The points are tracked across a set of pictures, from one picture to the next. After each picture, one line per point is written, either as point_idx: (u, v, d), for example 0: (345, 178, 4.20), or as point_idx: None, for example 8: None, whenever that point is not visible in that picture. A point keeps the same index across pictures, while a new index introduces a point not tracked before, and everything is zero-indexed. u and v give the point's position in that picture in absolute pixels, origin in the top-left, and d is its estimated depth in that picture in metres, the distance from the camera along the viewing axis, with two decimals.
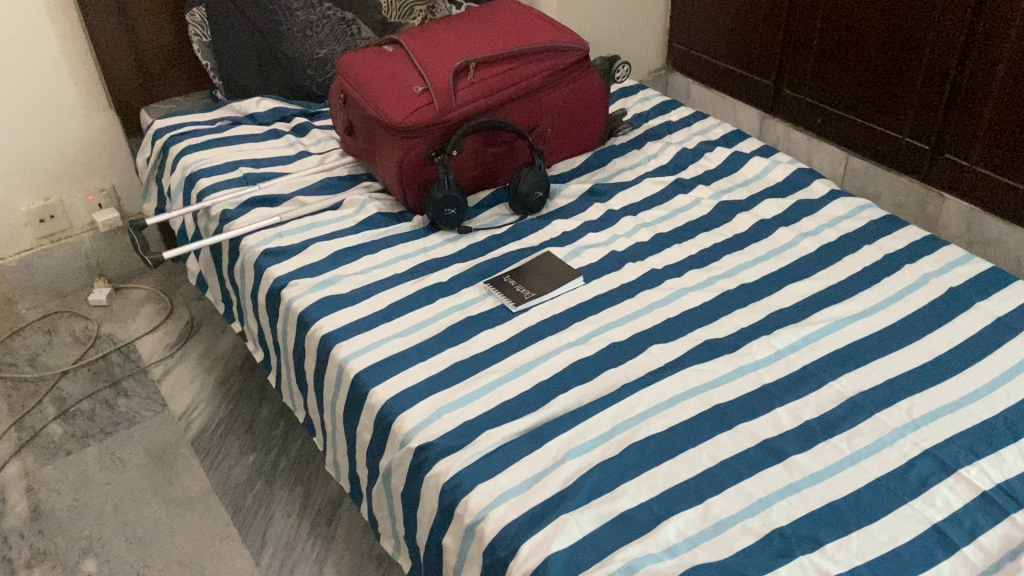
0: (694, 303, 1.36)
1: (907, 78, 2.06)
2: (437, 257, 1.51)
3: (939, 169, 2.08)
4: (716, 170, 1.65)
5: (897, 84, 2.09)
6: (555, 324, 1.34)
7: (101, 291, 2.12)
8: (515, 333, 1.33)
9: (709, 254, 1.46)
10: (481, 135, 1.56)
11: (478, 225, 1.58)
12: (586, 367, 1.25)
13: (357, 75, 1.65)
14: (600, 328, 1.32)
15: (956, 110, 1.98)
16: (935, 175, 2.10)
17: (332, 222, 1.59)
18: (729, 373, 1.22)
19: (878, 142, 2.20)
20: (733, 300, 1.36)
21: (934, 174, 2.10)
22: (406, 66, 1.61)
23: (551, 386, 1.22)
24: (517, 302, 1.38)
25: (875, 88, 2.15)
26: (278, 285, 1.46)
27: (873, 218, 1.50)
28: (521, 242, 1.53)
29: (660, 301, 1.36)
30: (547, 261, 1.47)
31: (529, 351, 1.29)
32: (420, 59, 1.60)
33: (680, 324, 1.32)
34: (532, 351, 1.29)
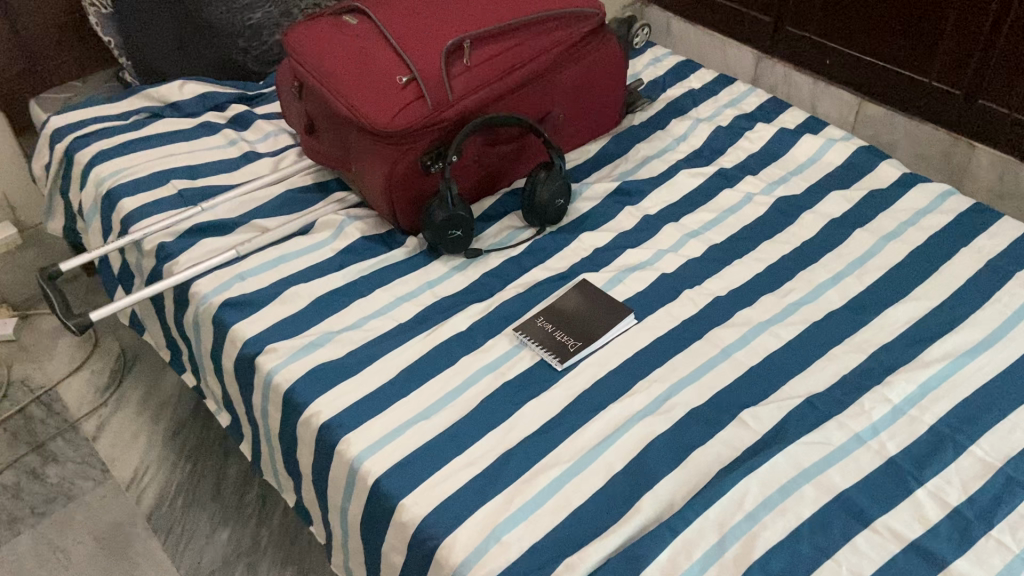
0: (778, 343, 1.11)
1: (938, 13, 1.80)
2: (445, 296, 1.21)
3: (970, 116, 1.86)
4: (761, 154, 1.39)
5: (926, 20, 1.84)
6: (615, 385, 1.07)
7: (4, 323, 1.75)
8: (567, 402, 1.06)
9: (780, 271, 1.20)
10: (485, 134, 1.25)
11: (488, 245, 1.29)
12: (668, 446, 1.00)
13: (315, 55, 1.30)
14: (672, 387, 1.06)
15: (996, 51, 1.74)
16: (965, 121, 1.87)
17: (305, 254, 1.27)
18: (846, 444, 0.98)
19: (898, 86, 1.96)
20: (824, 334, 1.11)
21: (963, 121, 1.87)
22: (380, 45, 1.27)
23: (630, 481, 0.96)
24: (561, 356, 1.10)
25: (898, 25, 1.89)
26: (249, 350, 1.14)
27: (961, 209, 1.26)
28: (546, 267, 1.25)
29: (737, 343, 1.11)
30: (588, 295, 1.19)
31: (592, 428, 1.02)
32: (397, 35, 1.26)
33: (768, 375, 1.07)
34: (594, 428, 1.02)
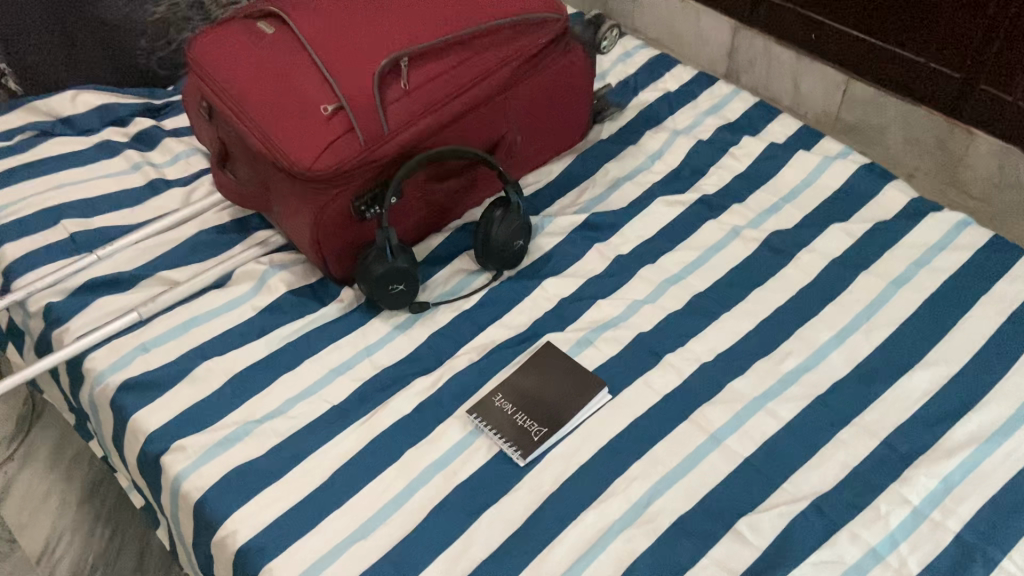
0: (776, 426, 0.95)
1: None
2: (387, 367, 1.03)
3: (970, 102, 1.63)
4: (749, 176, 1.22)
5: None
6: (588, 484, 0.91)
7: None
8: (532, 511, 0.90)
9: (775, 329, 1.04)
10: (430, 168, 1.06)
11: (437, 296, 1.10)
12: (651, 572, 0.85)
13: (223, 75, 1.08)
14: (656, 489, 0.91)
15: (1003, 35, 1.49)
16: (965, 108, 1.65)
17: (220, 315, 1.08)
18: (859, 562, 0.84)
19: (889, 65, 1.73)
20: (829, 413, 0.96)
21: (963, 108, 1.65)
22: (300, 62, 1.05)
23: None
24: (523, 449, 0.94)
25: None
26: (152, 447, 0.96)
27: (976, 245, 1.11)
28: (504, 323, 1.07)
29: (728, 428, 0.95)
30: (552, 365, 1.01)
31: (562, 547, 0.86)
32: (320, 53, 1.05)
33: (765, 469, 0.92)
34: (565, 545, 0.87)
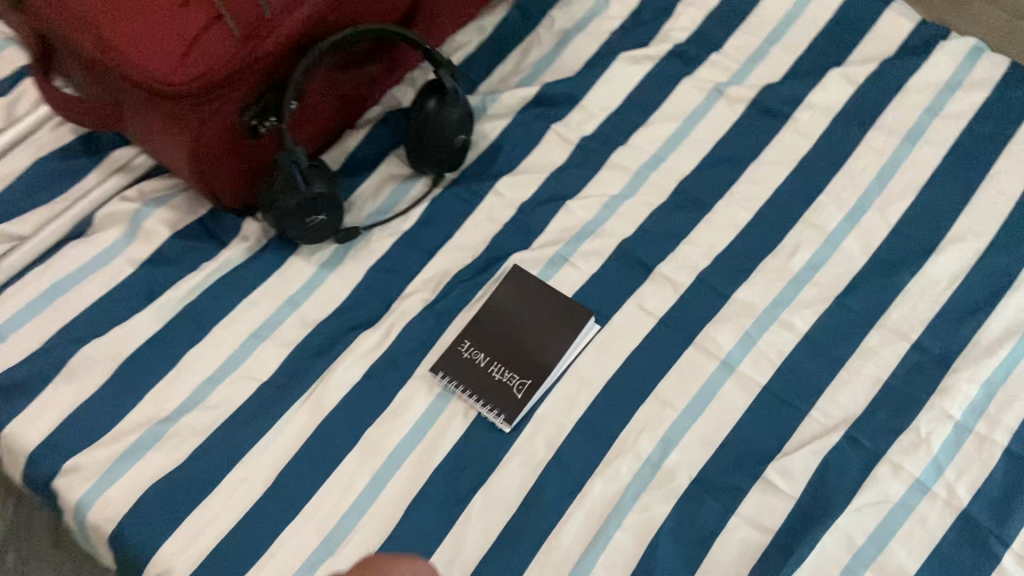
0: (794, 340, 0.81)
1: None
2: (321, 322, 0.83)
3: None
4: (724, 14, 1.00)
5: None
6: (589, 444, 0.77)
7: None
8: (529, 487, 0.75)
9: (779, 214, 0.87)
10: (335, 59, 0.80)
11: (368, 216, 0.89)
12: (678, 543, 0.73)
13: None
14: (667, 439, 0.77)
15: None
16: None
17: (90, 276, 0.84)
18: (905, 499, 0.74)
19: None
20: (851, 315, 0.82)
21: None
22: None
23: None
24: (508, 410, 0.78)
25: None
26: (37, 470, 0.75)
27: (996, 78, 0.94)
28: (456, 246, 0.87)
29: (738, 350, 0.81)
30: (525, 295, 0.83)
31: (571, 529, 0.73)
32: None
33: (787, 396, 0.79)
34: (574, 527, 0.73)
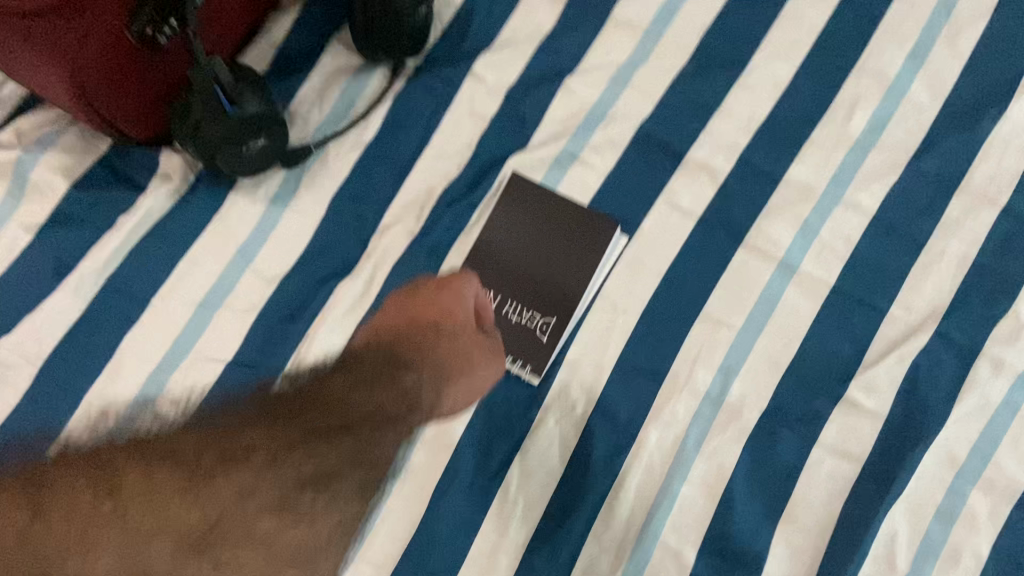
0: (863, 222, 0.67)
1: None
2: (284, 275, 0.67)
3: None
4: None
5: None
6: (636, 385, 0.64)
7: None
8: (573, 446, 0.63)
9: (827, 64, 0.71)
10: None
11: (320, 128, 0.71)
12: (755, 488, 0.62)
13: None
14: (728, 366, 0.64)
15: None
16: None
17: None
18: (1012, 398, 0.63)
19: None
20: (927, 182, 0.68)
21: None
22: None
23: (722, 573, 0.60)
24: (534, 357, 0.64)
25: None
26: None
27: None
28: (435, 155, 0.70)
29: (799, 245, 0.66)
30: (531, 211, 0.67)
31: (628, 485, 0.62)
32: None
33: (863, 294, 0.65)
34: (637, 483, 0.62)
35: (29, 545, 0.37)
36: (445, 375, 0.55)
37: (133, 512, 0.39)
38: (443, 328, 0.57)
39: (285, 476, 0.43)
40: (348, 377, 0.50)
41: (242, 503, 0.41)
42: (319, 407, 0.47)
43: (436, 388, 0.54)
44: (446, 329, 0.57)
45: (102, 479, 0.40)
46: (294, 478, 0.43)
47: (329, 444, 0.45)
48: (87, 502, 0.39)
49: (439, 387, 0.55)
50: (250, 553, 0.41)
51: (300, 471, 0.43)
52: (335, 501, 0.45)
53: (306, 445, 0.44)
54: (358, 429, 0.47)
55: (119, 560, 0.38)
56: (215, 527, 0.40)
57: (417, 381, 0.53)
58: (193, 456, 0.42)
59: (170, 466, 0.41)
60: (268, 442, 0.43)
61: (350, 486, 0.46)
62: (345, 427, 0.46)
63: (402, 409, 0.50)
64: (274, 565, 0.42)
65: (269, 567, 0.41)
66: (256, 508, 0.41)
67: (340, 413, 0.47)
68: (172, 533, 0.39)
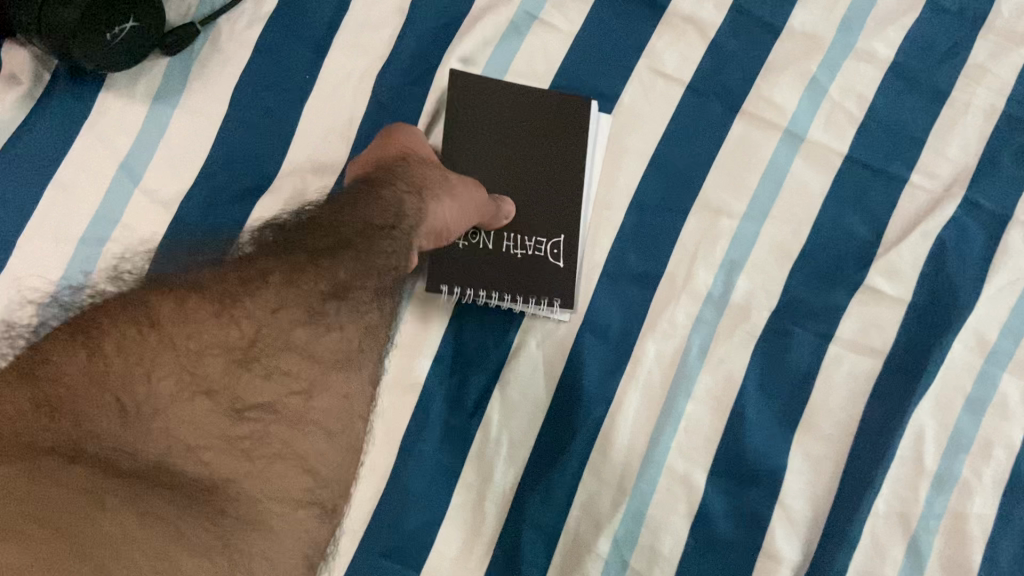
0: (876, 75, 0.57)
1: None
2: (183, 194, 0.53)
3: None
4: None
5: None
6: (627, 291, 0.55)
7: None
8: (561, 371, 0.53)
9: None
10: None
11: (212, 2, 0.56)
12: (769, 396, 0.54)
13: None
14: (730, 260, 0.55)
15: None
16: None
17: None
18: None
19: None
20: (946, 24, 0.58)
21: None
22: None
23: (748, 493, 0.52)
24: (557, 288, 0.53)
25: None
26: None
27: None
28: (360, 28, 0.56)
29: (805, 108, 0.56)
30: (493, 111, 0.55)
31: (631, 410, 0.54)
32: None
33: (878, 162, 0.56)
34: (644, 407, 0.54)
35: (91, 388, 0.34)
36: (435, 201, 0.48)
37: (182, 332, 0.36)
38: (416, 157, 0.50)
39: (308, 291, 0.40)
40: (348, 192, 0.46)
41: (280, 310, 0.39)
42: (316, 228, 0.43)
43: (415, 194, 0.47)
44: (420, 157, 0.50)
45: (136, 314, 0.37)
46: (324, 286, 0.41)
47: (352, 250, 0.43)
48: (130, 334, 0.36)
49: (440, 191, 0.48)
50: (297, 361, 0.39)
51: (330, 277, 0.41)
52: (358, 311, 0.42)
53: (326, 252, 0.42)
54: (372, 240, 0.43)
55: (179, 381, 0.35)
56: (258, 342, 0.38)
57: (401, 200, 0.46)
58: (215, 281, 0.39)
59: (197, 293, 0.38)
60: (283, 265, 0.40)
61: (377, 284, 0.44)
62: (369, 238, 0.44)
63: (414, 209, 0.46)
64: (322, 368, 0.40)
65: (317, 373, 0.40)
66: (291, 320, 0.39)
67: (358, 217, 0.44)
68: (219, 351, 0.37)
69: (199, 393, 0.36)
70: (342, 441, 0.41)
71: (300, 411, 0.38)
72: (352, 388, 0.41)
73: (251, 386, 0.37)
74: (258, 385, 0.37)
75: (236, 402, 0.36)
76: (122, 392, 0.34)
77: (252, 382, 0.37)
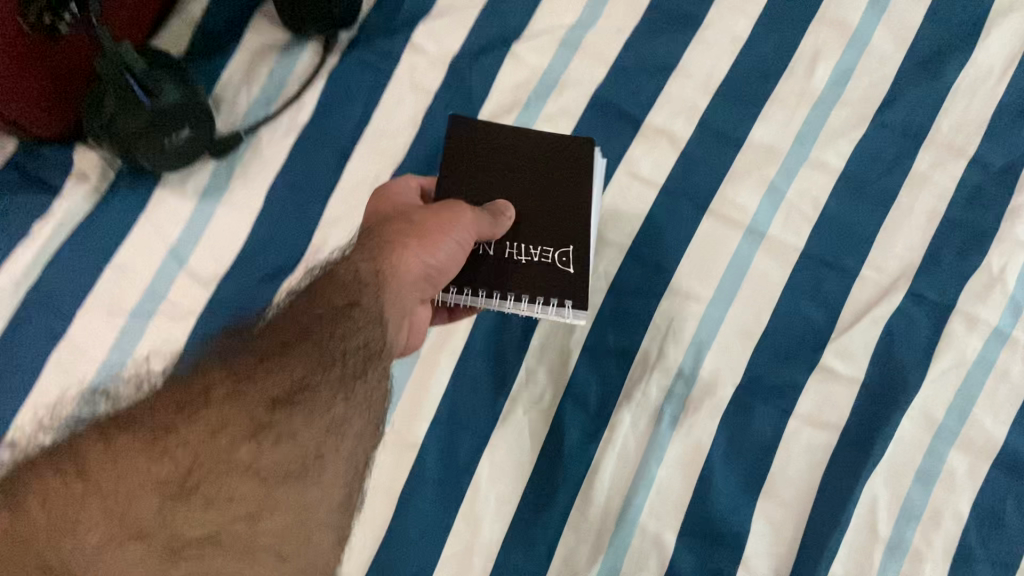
0: (829, 181, 0.64)
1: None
2: (222, 275, 0.62)
3: None
4: None
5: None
6: (605, 366, 0.61)
7: None
8: (544, 436, 0.60)
9: (785, 16, 0.67)
10: None
11: (251, 115, 0.65)
12: (734, 463, 0.60)
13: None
14: (699, 340, 0.62)
15: None
16: None
17: None
18: (985, 353, 0.61)
19: None
20: (894, 136, 0.65)
21: None
22: None
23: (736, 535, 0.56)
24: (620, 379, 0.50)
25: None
26: None
27: None
28: (378, 136, 0.65)
29: (766, 209, 0.64)
30: (496, 152, 0.54)
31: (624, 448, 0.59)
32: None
33: (833, 256, 0.63)
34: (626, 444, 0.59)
35: (24, 543, 0.35)
36: (395, 258, 0.48)
37: (121, 466, 0.38)
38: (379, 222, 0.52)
39: (249, 408, 0.41)
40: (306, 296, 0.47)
41: (219, 429, 0.40)
42: (261, 342, 0.44)
43: (372, 261, 0.48)
44: (407, 209, 0.50)
45: (68, 461, 0.38)
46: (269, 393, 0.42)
47: (298, 354, 0.43)
48: (57, 482, 0.37)
49: (401, 267, 0.47)
50: (244, 482, 0.39)
51: (277, 386, 0.42)
52: (314, 416, 0.42)
53: (272, 358, 0.43)
54: (337, 321, 0.45)
55: (108, 529, 0.36)
56: (196, 470, 0.38)
57: (360, 272, 0.47)
58: (154, 410, 0.40)
59: (130, 427, 0.39)
60: (224, 387, 0.41)
61: (339, 375, 0.44)
62: (317, 346, 0.44)
63: (373, 303, 0.46)
64: (270, 485, 0.40)
65: (267, 493, 0.39)
66: (231, 440, 0.39)
67: (309, 326, 0.45)
68: (152, 488, 0.37)
69: (132, 536, 0.36)
70: (308, 552, 0.40)
71: (248, 538, 0.38)
72: (315, 494, 0.41)
73: (190, 518, 0.37)
74: (196, 516, 0.37)
75: (171, 541, 0.37)
76: (52, 552, 0.35)
77: (190, 514, 0.37)
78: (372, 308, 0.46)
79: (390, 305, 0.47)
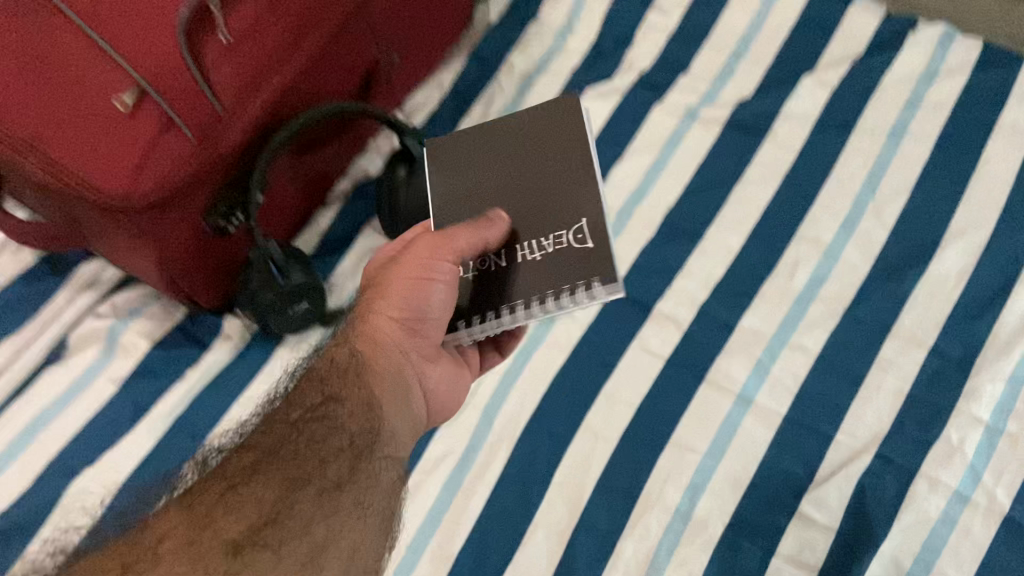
0: (808, 361, 0.78)
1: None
2: None
3: None
4: (687, 30, 0.95)
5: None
6: (613, 503, 0.74)
7: None
8: (558, 558, 0.72)
9: (771, 233, 0.84)
10: (298, 146, 0.77)
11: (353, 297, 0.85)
12: None
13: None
14: (693, 485, 0.74)
15: None
16: None
17: (76, 401, 0.80)
18: (947, 512, 0.70)
19: None
20: (865, 328, 0.79)
21: None
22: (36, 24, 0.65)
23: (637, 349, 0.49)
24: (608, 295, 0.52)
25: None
26: None
27: (973, 60, 0.90)
28: None
29: (752, 382, 0.78)
30: (493, 156, 0.60)
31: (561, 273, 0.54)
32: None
33: (811, 422, 0.76)
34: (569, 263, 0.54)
35: None
36: (377, 317, 0.59)
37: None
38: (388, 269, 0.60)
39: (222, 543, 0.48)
40: (284, 408, 0.57)
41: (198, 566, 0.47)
42: (238, 476, 0.52)
43: (352, 337, 0.60)
44: (409, 246, 0.59)
45: None
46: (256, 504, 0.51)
47: (274, 480, 0.52)
48: None
49: (373, 403, 0.57)
50: None
51: (267, 494, 0.51)
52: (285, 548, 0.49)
53: (248, 486, 0.51)
54: (311, 435, 0.55)
55: None
56: None
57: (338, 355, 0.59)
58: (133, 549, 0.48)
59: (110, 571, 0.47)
60: (200, 524, 0.49)
61: (312, 493, 0.52)
62: (293, 461, 0.53)
63: (344, 417, 0.56)
64: None
65: None
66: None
67: (287, 444, 0.54)
68: None
69: None
70: None
71: None
72: None
73: None
74: None
75: None
76: None
77: None
78: (341, 422, 0.56)
79: (368, 421, 0.56)
